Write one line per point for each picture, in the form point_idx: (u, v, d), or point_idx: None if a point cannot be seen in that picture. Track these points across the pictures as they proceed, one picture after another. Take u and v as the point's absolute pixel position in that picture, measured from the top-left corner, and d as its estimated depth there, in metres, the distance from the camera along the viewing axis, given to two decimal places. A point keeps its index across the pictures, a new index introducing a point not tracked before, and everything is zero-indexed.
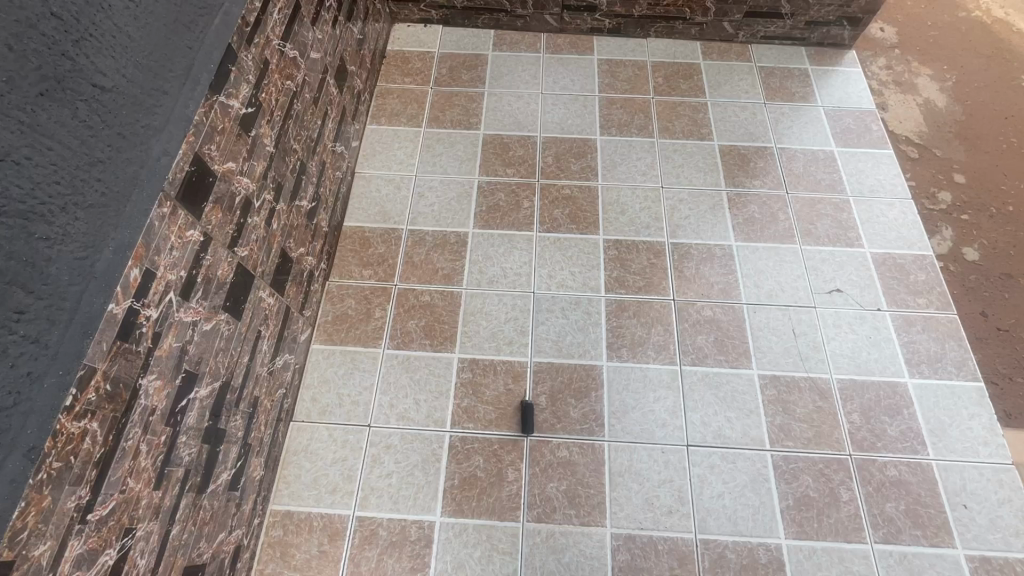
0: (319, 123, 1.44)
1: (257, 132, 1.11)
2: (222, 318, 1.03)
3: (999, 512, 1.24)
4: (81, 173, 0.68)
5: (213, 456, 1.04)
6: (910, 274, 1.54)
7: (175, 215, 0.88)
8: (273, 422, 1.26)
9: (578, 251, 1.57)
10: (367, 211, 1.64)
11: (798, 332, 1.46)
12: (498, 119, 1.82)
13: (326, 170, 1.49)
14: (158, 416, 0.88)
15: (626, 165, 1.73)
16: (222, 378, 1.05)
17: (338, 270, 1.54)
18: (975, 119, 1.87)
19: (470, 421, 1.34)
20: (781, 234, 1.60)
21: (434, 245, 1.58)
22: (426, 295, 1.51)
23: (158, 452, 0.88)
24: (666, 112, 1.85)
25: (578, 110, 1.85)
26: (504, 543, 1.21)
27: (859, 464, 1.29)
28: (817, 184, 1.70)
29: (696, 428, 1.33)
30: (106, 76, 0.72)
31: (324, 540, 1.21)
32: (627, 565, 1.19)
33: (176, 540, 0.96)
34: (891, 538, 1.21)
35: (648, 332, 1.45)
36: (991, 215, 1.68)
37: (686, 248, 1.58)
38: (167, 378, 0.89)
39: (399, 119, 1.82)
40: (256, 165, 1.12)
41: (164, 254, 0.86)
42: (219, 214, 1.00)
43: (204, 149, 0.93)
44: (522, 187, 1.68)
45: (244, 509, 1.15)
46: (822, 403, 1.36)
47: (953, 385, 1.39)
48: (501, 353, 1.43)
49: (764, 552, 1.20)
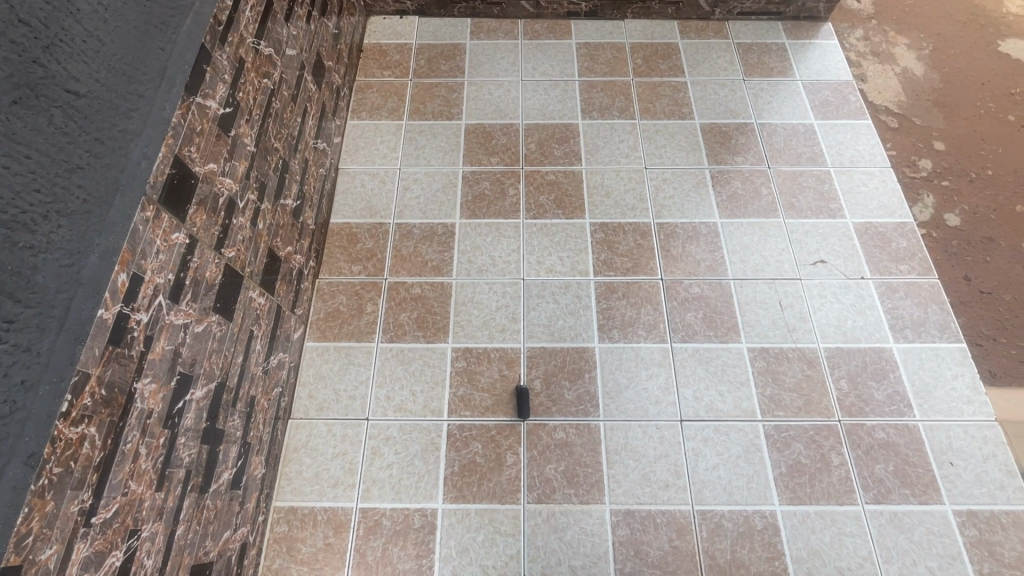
0: (299, 120, 1.44)
1: (236, 132, 1.11)
2: (213, 319, 1.04)
3: (984, 467, 1.28)
4: (60, 180, 0.69)
5: (214, 455, 1.04)
6: (891, 242, 1.57)
7: (159, 218, 0.88)
8: (271, 421, 1.27)
9: (565, 236, 1.58)
10: (353, 206, 1.64)
11: (785, 304, 1.48)
12: (480, 108, 1.82)
13: (308, 167, 1.49)
14: (156, 418, 0.88)
15: (609, 148, 1.74)
16: (217, 379, 1.05)
17: (327, 268, 1.55)
18: (952, 86, 1.89)
19: (467, 410, 1.36)
20: (764, 208, 1.62)
21: (422, 237, 1.59)
22: (417, 288, 1.52)
23: (159, 454, 0.89)
24: (646, 93, 1.85)
25: (558, 96, 1.85)
26: (506, 525, 1.23)
27: (848, 429, 1.32)
28: (798, 157, 1.72)
29: (689, 403, 1.36)
30: (80, 82, 0.72)
31: (329, 533, 1.23)
32: (627, 539, 1.22)
33: (181, 541, 0.96)
34: (881, 499, 1.25)
35: (638, 312, 1.47)
36: (971, 180, 1.70)
37: (672, 228, 1.60)
38: (162, 381, 0.90)
39: (380, 113, 1.82)
40: (237, 166, 1.12)
41: (151, 257, 0.86)
42: (203, 216, 1.00)
43: (184, 151, 0.93)
44: (507, 175, 1.69)
45: (247, 507, 1.16)
46: (810, 372, 1.39)
47: (936, 347, 1.42)
48: (495, 340, 1.44)
49: (759, 519, 1.23)
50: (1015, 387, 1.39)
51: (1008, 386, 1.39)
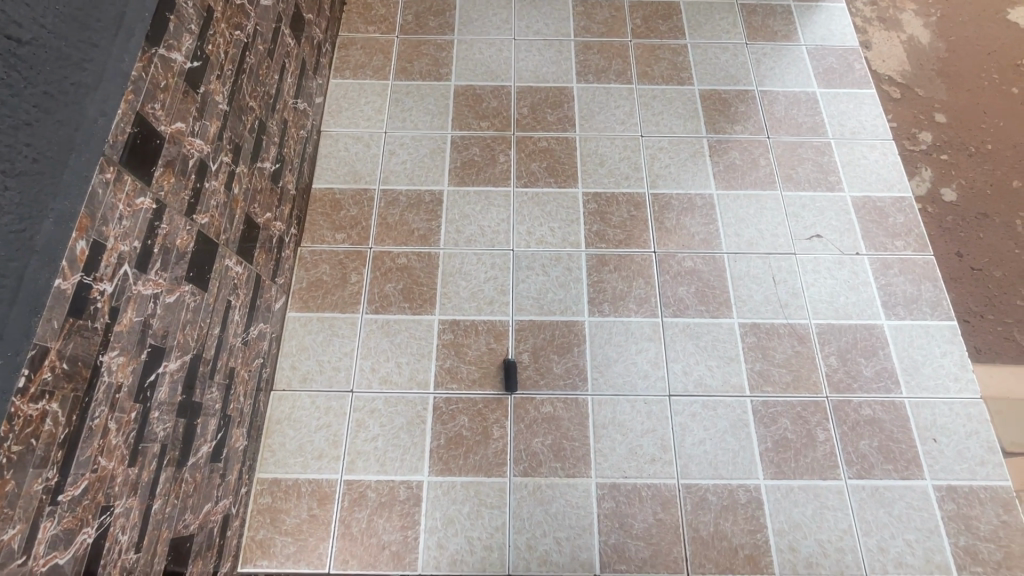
0: (277, 77, 1.35)
1: (206, 89, 1.03)
2: (186, 289, 0.99)
3: (966, 444, 1.29)
4: (5, 137, 0.63)
5: (191, 429, 1.01)
6: (888, 217, 1.54)
7: (121, 181, 0.82)
8: (253, 392, 1.24)
9: (557, 206, 1.53)
10: (336, 171, 1.57)
11: (778, 279, 1.46)
12: (470, 68, 1.73)
13: (288, 129, 1.41)
14: (126, 392, 0.84)
15: (604, 114, 1.67)
16: (192, 351, 1.01)
17: (309, 235, 1.49)
18: (957, 56, 1.82)
19: (453, 383, 1.33)
20: (762, 180, 1.58)
21: (408, 205, 1.53)
22: (403, 257, 1.47)
23: (130, 429, 0.85)
24: (645, 56, 1.77)
25: (553, 57, 1.76)
26: (492, 497, 1.23)
27: (835, 405, 1.32)
28: (798, 127, 1.66)
29: (678, 378, 1.35)
30: (22, 27, 0.66)
31: (313, 505, 1.22)
32: (612, 512, 1.22)
33: (159, 515, 0.93)
34: (864, 474, 1.26)
35: (629, 286, 1.44)
36: (970, 154, 1.66)
37: (666, 199, 1.55)
38: (132, 353, 0.85)
39: (364, 72, 1.72)
40: (208, 125, 1.05)
41: (113, 223, 0.80)
42: (171, 179, 0.94)
43: (146, 108, 0.86)
44: (498, 141, 1.62)
45: (228, 480, 1.14)
46: (800, 348, 1.38)
47: (927, 324, 1.41)
48: (482, 312, 1.41)
49: (743, 493, 1.24)
50: (999, 364, 1.39)
51: (992, 362, 1.40)
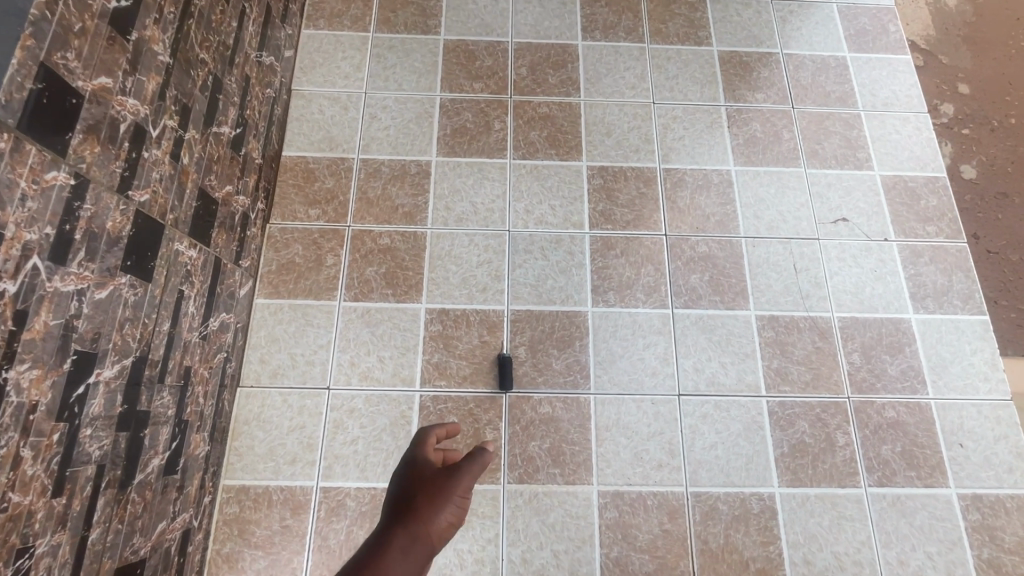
0: (235, 25, 1.15)
1: (139, 36, 0.84)
2: (123, 281, 0.83)
3: (994, 449, 1.20)
4: None
5: (137, 442, 0.88)
6: (920, 199, 1.41)
7: (20, 151, 0.65)
8: (214, 392, 1.10)
9: (557, 182, 1.37)
10: (309, 137, 1.39)
11: (799, 268, 1.33)
12: (461, 20, 1.53)
13: (250, 87, 1.22)
14: (44, 412, 0.70)
15: (611, 77, 1.49)
16: (134, 354, 0.86)
17: (280, 211, 1.32)
18: (985, 20, 1.65)
19: (442, 379, 1.20)
20: (785, 156, 1.43)
21: (391, 177, 1.36)
22: (385, 238, 1.31)
23: (53, 455, 0.71)
24: (658, 11, 1.57)
25: (556, 9, 1.56)
26: (484, 506, 1.12)
27: (857, 406, 1.22)
28: (826, 97, 1.50)
29: (688, 376, 1.23)
30: None
31: (286, 515, 1.10)
32: (615, 522, 1.12)
33: (100, 544, 0.81)
34: (885, 481, 1.17)
35: (637, 273, 1.30)
36: (992, 129, 1.53)
37: (679, 175, 1.39)
38: (49, 364, 0.70)
39: (341, 21, 1.51)
40: (146, 81, 0.86)
41: (11, 206, 0.64)
42: (97, 148, 0.76)
43: (52, 58, 0.68)
44: (492, 105, 1.43)
45: (187, 492, 1.01)
46: (821, 343, 1.27)
47: (957, 319, 1.30)
48: (474, 301, 1.26)
49: (756, 501, 1.15)
50: (1014, 356, 1.34)
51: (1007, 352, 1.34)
